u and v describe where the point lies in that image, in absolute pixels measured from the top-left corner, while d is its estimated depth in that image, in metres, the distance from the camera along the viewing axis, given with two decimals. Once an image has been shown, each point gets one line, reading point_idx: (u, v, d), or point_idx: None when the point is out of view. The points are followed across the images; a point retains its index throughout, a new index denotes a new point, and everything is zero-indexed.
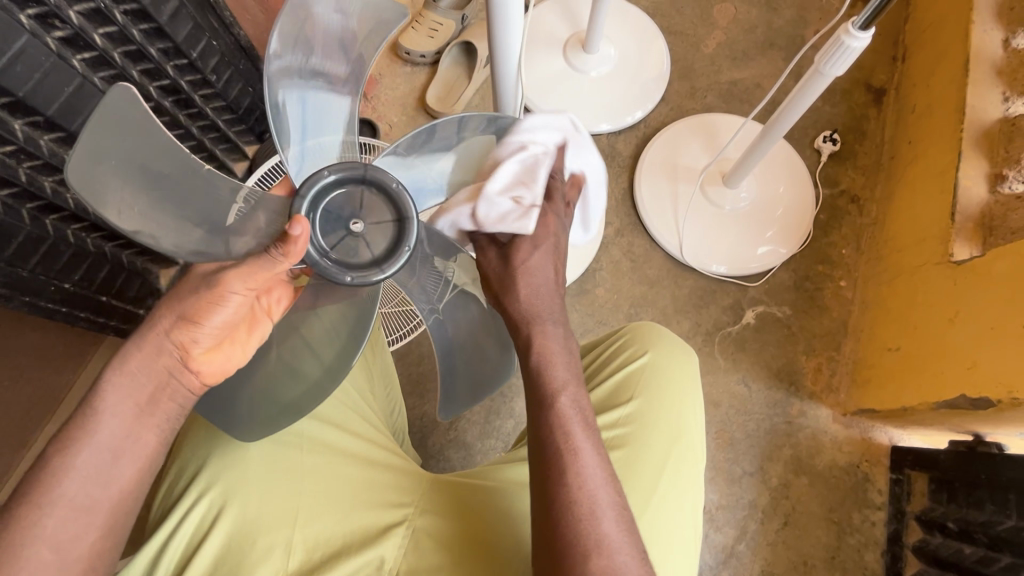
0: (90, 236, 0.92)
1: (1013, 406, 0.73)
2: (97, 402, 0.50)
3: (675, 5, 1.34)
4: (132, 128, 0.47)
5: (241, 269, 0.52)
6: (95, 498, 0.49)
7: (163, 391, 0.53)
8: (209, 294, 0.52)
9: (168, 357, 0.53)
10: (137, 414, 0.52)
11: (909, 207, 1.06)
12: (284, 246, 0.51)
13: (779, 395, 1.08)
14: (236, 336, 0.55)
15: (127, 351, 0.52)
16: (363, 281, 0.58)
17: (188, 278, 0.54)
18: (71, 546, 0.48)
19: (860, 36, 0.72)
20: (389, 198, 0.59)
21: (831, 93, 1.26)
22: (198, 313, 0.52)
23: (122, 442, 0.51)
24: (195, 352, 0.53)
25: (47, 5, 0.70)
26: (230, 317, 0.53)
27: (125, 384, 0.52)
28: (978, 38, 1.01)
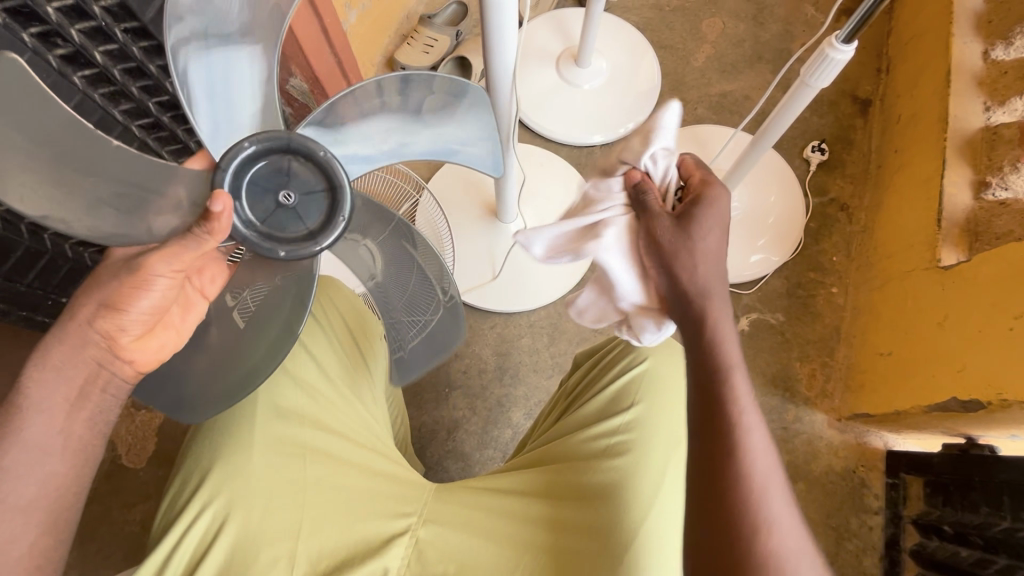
0: (88, 251, 0.92)
1: (1003, 408, 0.74)
2: (23, 396, 0.51)
3: (665, 21, 1.37)
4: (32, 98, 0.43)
5: (163, 253, 0.51)
6: (28, 497, 0.50)
7: (94, 379, 0.54)
8: (133, 278, 0.52)
9: (94, 348, 0.54)
10: (68, 409, 0.52)
11: (896, 214, 1.08)
12: (208, 224, 0.50)
13: (774, 401, 1.09)
14: (166, 321, 0.58)
15: (57, 334, 0.53)
16: (298, 255, 0.58)
17: (109, 265, 0.54)
18: (13, 545, 0.49)
19: (843, 49, 0.74)
20: (318, 167, 0.57)
21: (818, 103, 1.29)
22: (122, 300, 0.53)
23: (51, 440, 0.51)
24: (124, 340, 0.55)
25: (49, 24, 0.71)
26: (160, 301, 0.55)
27: (54, 377, 0.52)
28: (959, 50, 1.04)
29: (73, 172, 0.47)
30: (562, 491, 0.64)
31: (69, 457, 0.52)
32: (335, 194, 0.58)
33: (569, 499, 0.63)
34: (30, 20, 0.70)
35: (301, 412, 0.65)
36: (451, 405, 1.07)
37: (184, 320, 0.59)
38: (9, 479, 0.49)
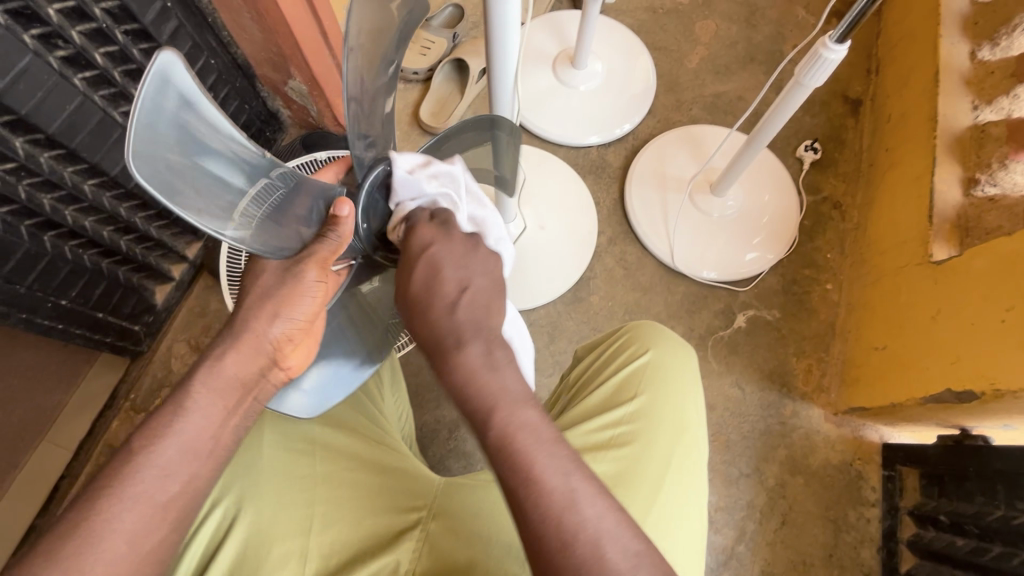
0: (88, 253, 0.91)
1: (997, 398, 0.75)
2: (187, 401, 0.52)
3: (659, 23, 1.39)
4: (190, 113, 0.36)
5: (313, 260, 0.53)
6: (171, 494, 0.49)
7: (251, 389, 0.55)
8: (291, 286, 0.54)
9: (263, 358, 0.56)
10: (223, 415, 0.53)
11: (888, 211, 1.10)
12: (338, 228, 0.53)
13: (772, 396, 1.10)
14: (316, 331, 0.59)
15: (226, 344, 0.56)
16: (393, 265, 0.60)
17: (266, 271, 0.56)
18: (146, 538, 0.47)
19: (837, 49, 0.76)
20: None
21: (811, 104, 1.32)
22: (286, 305, 0.55)
23: (202, 442, 0.52)
24: (286, 349, 0.57)
25: (51, 25, 0.72)
26: (314, 309, 0.56)
27: (219, 387, 0.54)
28: (946, 51, 1.07)
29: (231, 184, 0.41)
30: None
31: (213, 461, 0.52)
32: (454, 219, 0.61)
33: None
34: (30, 22, 0.70)
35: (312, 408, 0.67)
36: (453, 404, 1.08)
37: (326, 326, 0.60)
38: (154, 474, 0.49)
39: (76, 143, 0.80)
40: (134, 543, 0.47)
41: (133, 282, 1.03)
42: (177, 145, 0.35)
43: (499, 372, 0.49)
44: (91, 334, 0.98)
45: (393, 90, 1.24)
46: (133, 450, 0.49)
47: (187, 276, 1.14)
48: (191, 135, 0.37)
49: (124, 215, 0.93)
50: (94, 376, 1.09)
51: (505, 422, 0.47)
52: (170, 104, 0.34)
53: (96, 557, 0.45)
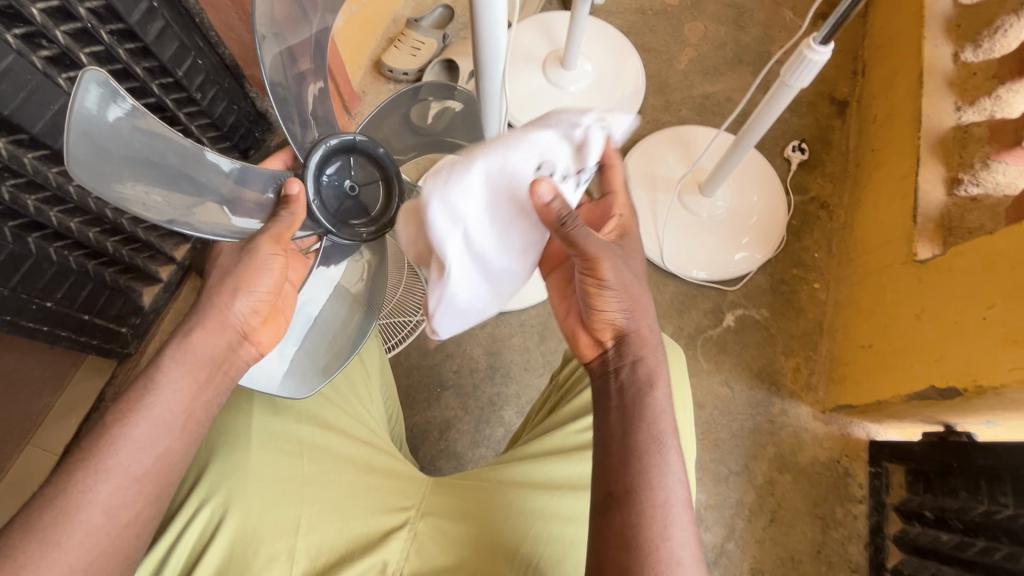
0: (73, 255, 0.91)
1: (979, 394, 0.76)
2: (158, 375, 0.53)
3: (648, 24, 1.40)
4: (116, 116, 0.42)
5: (267, 235, 0.55)
6: (146, 467, 0.50)
7: (220, 365, 0.56)
8: (251, 261, 0.56)
9: (231, 333, 0.57)
10: (194, 388, 0.54)
11: (874, 211, 1.11)
12: (291, 208, 0.56)
13: (761, 395, 1.11)
14: (280, 308, 0.61)
15: (194, 322, 0.57)
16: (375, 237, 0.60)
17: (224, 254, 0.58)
18: (122, 510, 0.49)
19: (821, 50, 0.77)
20: (371, 159, 0.60)
21: (798, 105, 1.33)
22: (247, 281, 0.56)
23: (174, 418, 0.53)
24: (252, 323, 0.58)
25: (34, 25, 0.71)
26: (275, 282, 0.57)
27: (190, 360, 0.55)
28: (930, 53, 1.08)
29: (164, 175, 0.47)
30: (508, 480, 0.65)
31: (188, 443, 0.52)
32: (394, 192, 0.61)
33: (508, 485, 0.65)
34: (13, 21, 0.70)
35: (299, 409, 0.66)
36: (443, 405, 1.08)
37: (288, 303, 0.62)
38: (130, 448, 0.50)
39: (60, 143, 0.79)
40: (110, 515, 0.48)
41: (120, 283, 1.03)
42: (108, 142, 0.41)
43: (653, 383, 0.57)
44: (76, 337, 0.97)
45: (383, 91, 1.24)
46: (108, 425, 0.50)
47: (175, 277, 1.14)
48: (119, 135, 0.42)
49: (110, 216, 0.92)
50: (80, 379, 1.08)
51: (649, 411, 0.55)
52: (95, 118, 0.40)
53: (71, 528, 0.47)
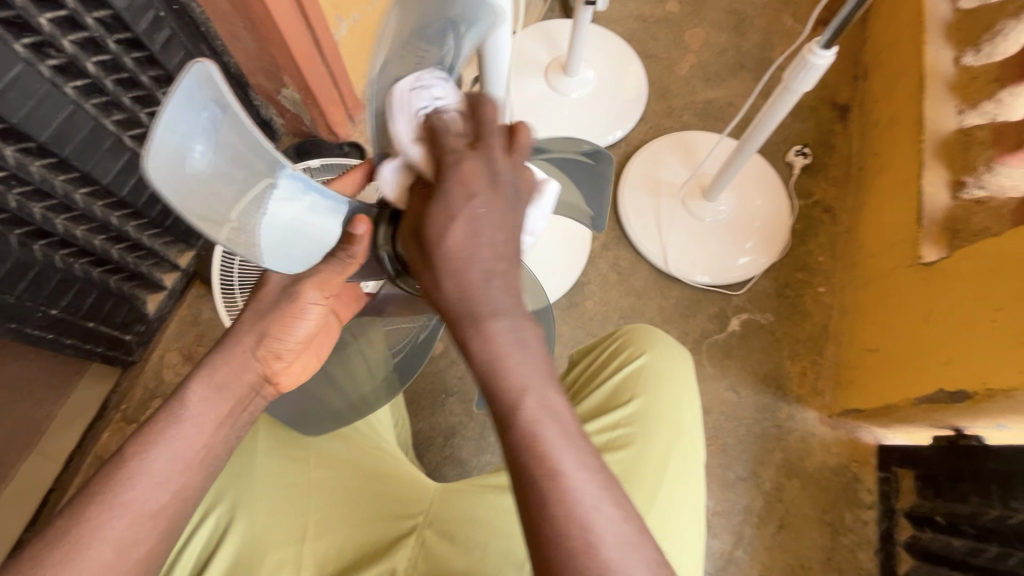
0: (79, 262, 0.91)
1: (989, 397, 0.75)
2: (182, 410, 0.52)
3: (649, 31, 1.42)
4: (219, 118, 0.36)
5: (315, 280, 0.54)
6: (161, 504, 0.49)
7: (244, 403, 0.56)
8: (291, 306, 0.56)
9: (254, 374, 0.57)
10: (217, 426, 0.53)
11: (878, 214, 1.11)
12: (349, 248, 0.52)
13: (767, 400, 1.10)
14: (312, 347, 0.62)
15: (218, 357, 0.56)
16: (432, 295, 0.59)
17: (265, 293, 0.57)
18: (132, 549, 0.47)
19: (823, 54, 0.77)
20: None
21: (800, 110, 1.34)
22: (283, 328, 0.57)
23: (196, 454, 0.52)
24: (277, 366, 0.58)
25: (42, 34, 0.72)
26: (308, 330, 0.59)
27: (214, 395, 0.54)
28: (932, 56, 1.10)
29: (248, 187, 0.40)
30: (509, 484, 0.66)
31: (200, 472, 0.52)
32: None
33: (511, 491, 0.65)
34: (22, 31, 0.71)
35: None
36: (448, 412, 1.07)
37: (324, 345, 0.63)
38: (147, 483, 0.49)
39: (67, 151, 0.80)
40: (121, 553, 0.46)
41: (124, 291, 1.03)
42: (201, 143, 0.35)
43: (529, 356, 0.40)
44: (81, 344, 0.97)
45: None
46: (125, 458, 0.49)
47: (180, 285, 1.14)
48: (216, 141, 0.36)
49: (115, 224, 0.93)
50: (83, 389, 1.08)
51: (532, 409, 0.40)
52: (208, 110, 0.35)
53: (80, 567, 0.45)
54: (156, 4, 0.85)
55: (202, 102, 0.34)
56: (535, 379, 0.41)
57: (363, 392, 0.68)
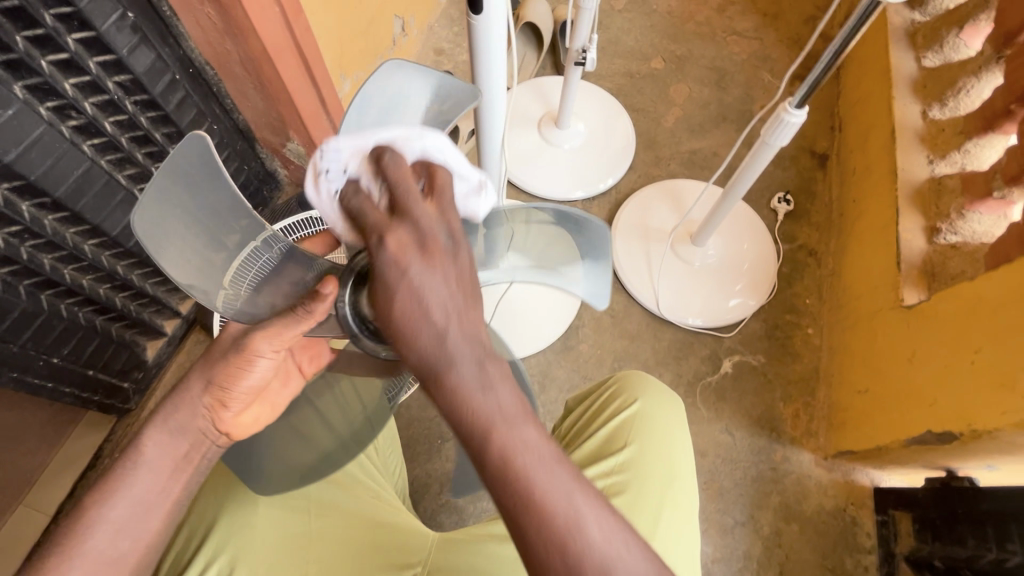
0: (83, 310, 0.93)
1: (974, 438, 0.76)
2: (138, 457, 0.56)
3: (636, 87, 1.51)
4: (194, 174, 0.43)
5: (264, 334, 0.53)
6: (122, 550, 0.54)
7: (196, 448, 0.59)
8: (239, 358, 0.56)
9: (203, 420, 0.58)
10: (171, 472, 0.57)
11: (859, 258, 1.15)
12: (309, 305, 0.49)
13: (761, 442, 1.11)
14: (267, 395, 0.60)
15: (172, 402, 0.58)
16: (400, 357, 0.51)
17: (219, 342, 0.58)
18: None
19: (796, 113, 0.83)
20: None
21: (781, 159, 1.41)
22: (230, 377, 0.57)
23: (150, 499, 0.56)
24: (225, 415, 0.58)
25: (66, 98, 0.77)
26: (262, 379, 0.58)
27: (167, 438, 0.58)
28: (901, 109, 1.19)
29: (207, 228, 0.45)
30: (510, 533, 0.65)
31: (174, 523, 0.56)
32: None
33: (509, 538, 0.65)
34: (47, 95, 0.75)
35: None
36: (445, 457, 1.07)
37: (281, 394, 0.59)
38: (104, 532, 0.53)
39: (80, 205, 0.84)
40: None
41: (125, 338, 1.04)
42: (177, 181, 0.42)
43: (494, 393, 0.38)
44: (79, 392, 0.97)
45: None
46: (86, 506, 0.54)
47: (180, 331, 1.15)
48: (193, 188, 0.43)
49: (121, 272, 0.96)
50: (77, 436, 1.08)
51: (497, 437, 0.38)
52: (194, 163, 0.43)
53: None
54: (172, 68, 0.90)
55: (194, 159, 0.43)
56: (501, 414, 0.38)
57: (342, 435, 0.59)
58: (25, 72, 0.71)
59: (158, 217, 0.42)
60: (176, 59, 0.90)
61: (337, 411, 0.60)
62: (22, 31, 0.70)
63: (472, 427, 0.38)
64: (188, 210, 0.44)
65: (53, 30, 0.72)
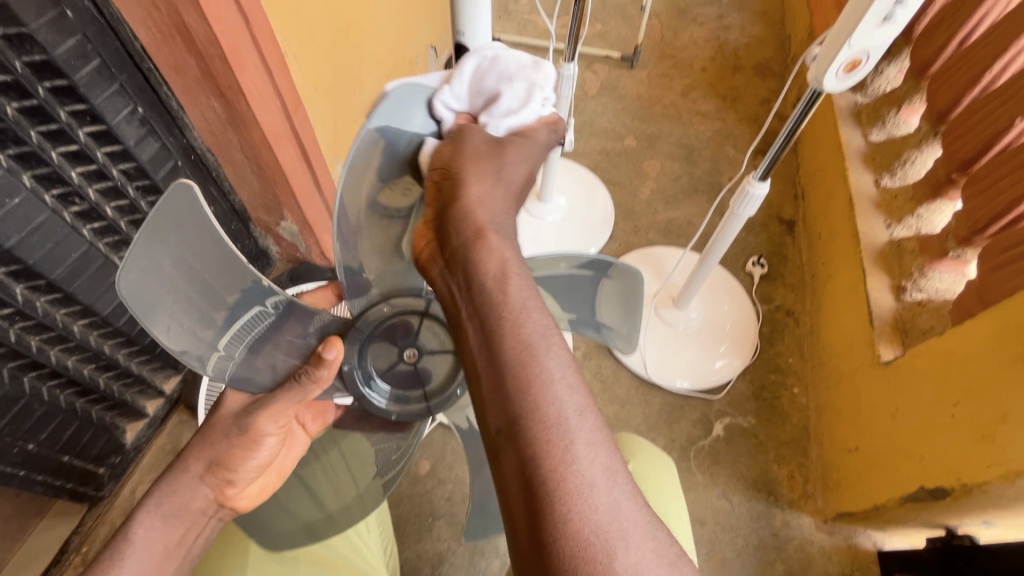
0: (64, 393, 0.91)
1: (966, 493, 0.76)
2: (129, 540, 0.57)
3: (611, 163, 1.62)
4: (178, 238, 0.37)
5: (268, 413, 0.55)
6: None
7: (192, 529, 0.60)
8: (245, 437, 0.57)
9: (203, 499, 0.60)
10: (159, 560, 0.57)
11: (834, 316, 1.20)
12: (316, 371, 0.51)
13: (760, 507, 1.09)
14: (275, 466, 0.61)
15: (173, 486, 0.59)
16: (408, 414, 0.58)
17: (218, 423, 0.58)
18: None
19: (760, 185, 0.89)
20: (443, 329, 0.57)
21: (752, 225, 1.49)
22: (235, 458, 0.59)
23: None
24: (230, 491, 0.60)
25: (71, 186, 0.81)
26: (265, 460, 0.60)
27: (160, 523, 0.58)
28: (856, 180, 1.29)
29: (205, 301, 0.41)
30: None
31: None
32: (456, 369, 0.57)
33: None
34: (54, 183, 0.79)
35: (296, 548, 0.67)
36: (436, 536, 1.03)
37: (287, 460, 0.62)
38: None
39: (74, 287, 0.85)
40: None
41: (104, 421, 1.01)
42: (168, 245, 0.37)
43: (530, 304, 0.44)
44: (51, 481, 0.93)
45: None
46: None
47: (162, 412, 1.12)
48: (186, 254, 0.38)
49: (107, 352, 0.95)
50: (43, 530, 1.02)
51: (535, 340, 0.42)
52: (186, 227, 0.37)
53: None
54: (176, 156, 0.96)
55: (183, 220, 0.36)
56: (533, 309, 0.44)
57: (331, 509, 0.60)
58: (35, 163, 0.76)
59: (149, 288, 0.37)
60: (179, 148, 0.96)
61: (331, 478, 0.61)
62: (37, 126, 0.75)
63: (510, 333, 0.42)
64: (171, 269, 0.38)
65: (66, 124, 0.78)
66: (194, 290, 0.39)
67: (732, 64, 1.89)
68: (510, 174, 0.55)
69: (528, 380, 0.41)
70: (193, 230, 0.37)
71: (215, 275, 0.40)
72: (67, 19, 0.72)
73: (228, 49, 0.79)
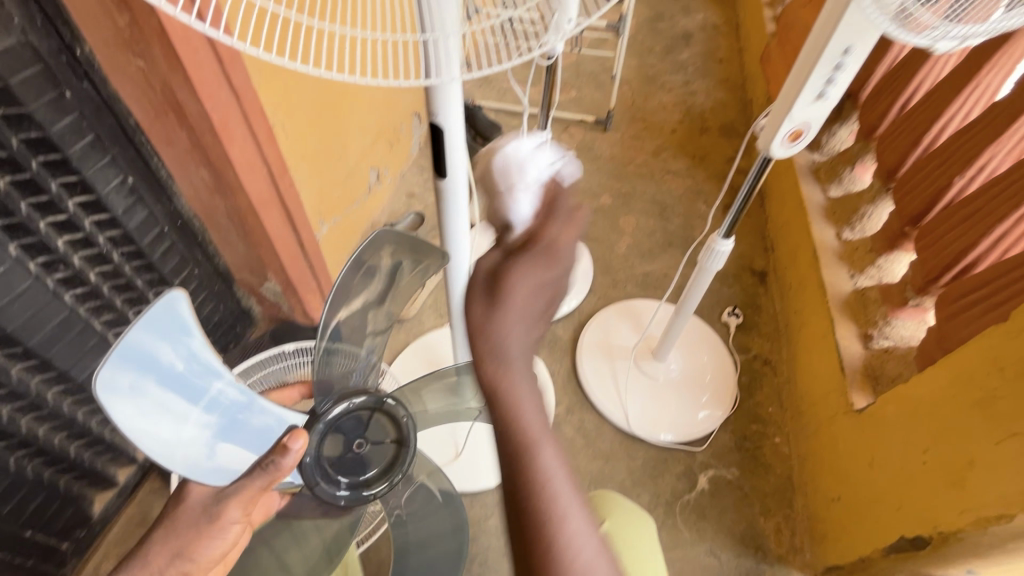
0: (32, 463, 0.89)
1: (943, 541, 0.76)
2: None
3: (589, 219, 1.69)
4: (165, 341, 0.45)
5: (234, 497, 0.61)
6: None
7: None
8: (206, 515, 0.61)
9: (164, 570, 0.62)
10: None
11: (809, 364, 1.22)
12: (280, 460, 0.59)
13: (747, 563, 1.08)
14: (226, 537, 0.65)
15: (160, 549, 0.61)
16: (356, 501, 0.69)
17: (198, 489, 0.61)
18: None
19: (725, 242, 0.93)
20: (393, 425, 0.70)
21: (725, 277, 1.55)
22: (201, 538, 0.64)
23: None
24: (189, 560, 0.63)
25: (56, 254, 0.83)
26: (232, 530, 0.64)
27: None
28: (820, 232, 1.36)
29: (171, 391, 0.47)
30: None
31: None
32: (403, 452, 0.70)
33: None
34: (39, 251, 0.81)
35: None
36: None
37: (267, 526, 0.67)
38: None
39: (50, 353, 0.86)
40: None
41: (71, 492, 0.98)
42: (161, 343, 0.44)
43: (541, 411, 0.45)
44: (13, 558, 0.89)
45: None
46: None
47: (133, 480, 1.08)
48: (162, 351, 0.45)
49: (80, 420, 0.94)
50: None
51: (545, 454, 0.44)
52: (176, 332, 0.45)
53: None
54: (162, 223, 0.98)
55: (171, 325, 0.45)
56: (544, 426, 0.45)
57: None
58: (23, 233, 0.78)
59: (128, 378, 0.44)
60: (167, 214, 0.98)
61: None
62: (28, 198, 0.78)
63: (522, 443, 0.44)
64: (138, 376, 0.44)
65: (56, 196, 0.80)
66: (165, 385, 0.47)
67: (699, 126, 2.02)
68: (551, 264, 0.49)
69: (532, 480, 0.43)
70: (178, 334, 0.45)
71: (187, 370, 0.48)
72: (65, 99, 0.77)
73: (219, 122, 0.84)
